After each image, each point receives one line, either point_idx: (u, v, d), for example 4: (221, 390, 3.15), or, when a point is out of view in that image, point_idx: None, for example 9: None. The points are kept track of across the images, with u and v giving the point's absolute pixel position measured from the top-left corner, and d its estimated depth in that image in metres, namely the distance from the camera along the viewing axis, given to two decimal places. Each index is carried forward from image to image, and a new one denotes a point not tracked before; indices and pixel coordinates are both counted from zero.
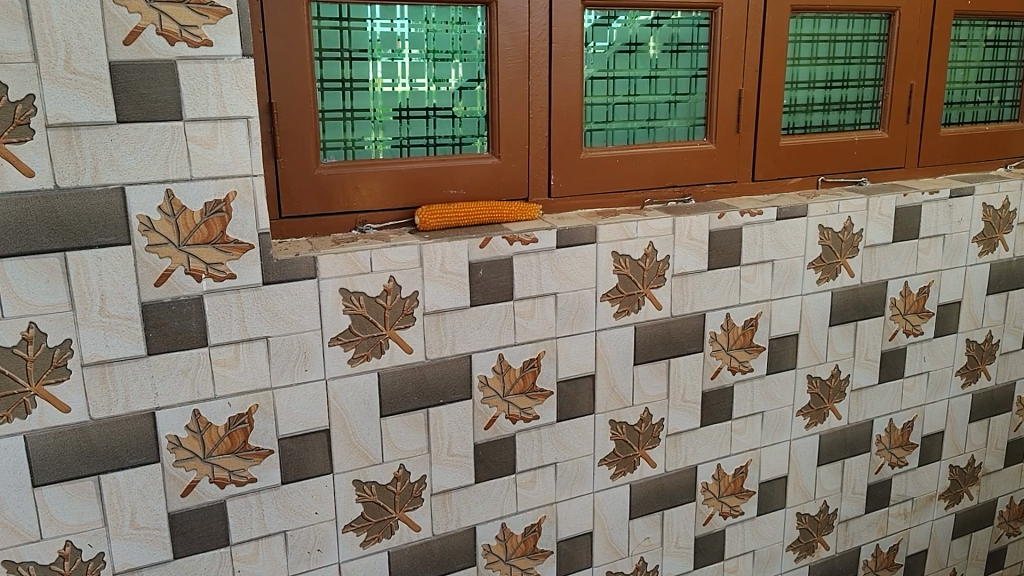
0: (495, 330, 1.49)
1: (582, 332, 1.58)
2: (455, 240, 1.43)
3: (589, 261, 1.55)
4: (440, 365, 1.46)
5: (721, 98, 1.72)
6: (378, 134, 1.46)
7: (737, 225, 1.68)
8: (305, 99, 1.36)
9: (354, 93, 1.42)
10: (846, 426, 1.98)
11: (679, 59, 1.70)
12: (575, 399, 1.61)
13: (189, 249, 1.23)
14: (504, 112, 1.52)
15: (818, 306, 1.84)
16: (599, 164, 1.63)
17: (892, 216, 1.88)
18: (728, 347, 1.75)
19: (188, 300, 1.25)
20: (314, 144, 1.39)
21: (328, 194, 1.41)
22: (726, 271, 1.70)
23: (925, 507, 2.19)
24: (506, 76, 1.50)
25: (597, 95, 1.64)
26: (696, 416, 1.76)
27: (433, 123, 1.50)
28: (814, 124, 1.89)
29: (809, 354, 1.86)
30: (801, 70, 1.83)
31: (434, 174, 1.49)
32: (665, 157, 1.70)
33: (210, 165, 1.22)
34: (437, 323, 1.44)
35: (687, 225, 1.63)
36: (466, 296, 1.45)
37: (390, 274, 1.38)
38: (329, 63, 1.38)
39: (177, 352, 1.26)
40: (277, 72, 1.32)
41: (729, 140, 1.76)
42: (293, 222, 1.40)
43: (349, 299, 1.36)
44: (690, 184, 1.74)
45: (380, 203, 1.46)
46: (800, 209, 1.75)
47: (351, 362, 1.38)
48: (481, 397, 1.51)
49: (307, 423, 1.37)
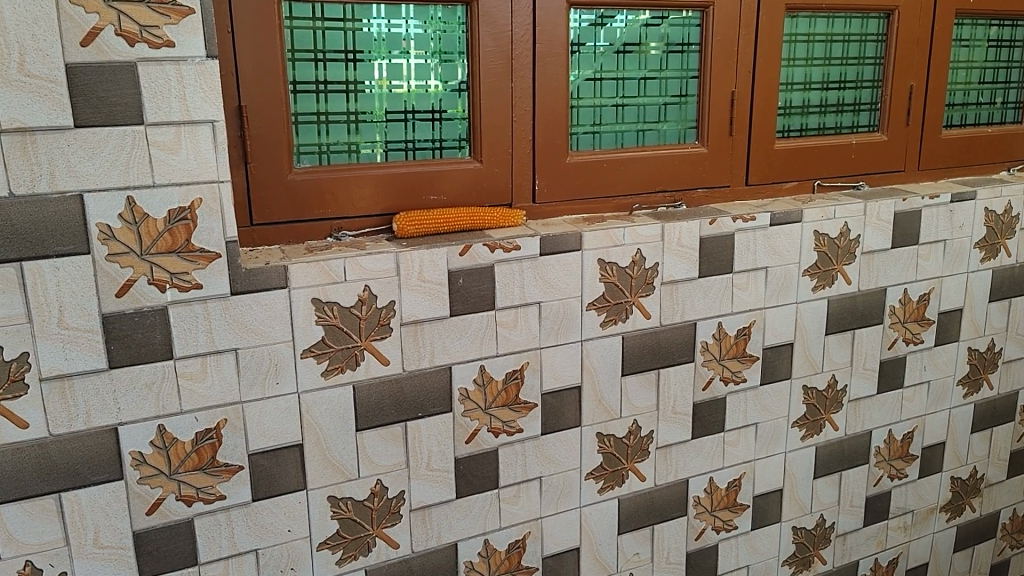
0: (476, 341, 1.44)
1: (568, 342, 1.53)
2: (433, 248, 1.38)
3: (574, 269, 1.50)
4: (419, 378, 1.41)
5: (714, 100, 1.67)
6: (354, 138, 1.41)
7: (729, 231, 1.63)
8: (277, 102, 1.31)
9: (329, 95, 1.37)
10: (843, 437, 1.92)
11: (669, 60, 1.65)
12: (561, 411, 1.56)
13: (152, 259, 1.18)
14: (485, 115, 1.47)
15: (814, 315, 1.79)
16: (586, 169, 1.58)
17: (891, 221, 1.83)
18: (720, 357, 1.70)
19: (152, 311, 1.20)
20: (286, 149, 1.33)
21: (301, 200, 1.36)
22: (718, 278, 1.65)
23: (925, 520, 2.14)
24: (487, 78, 1.45)
25: (584, 97, 1.58)
26: (687, 428, 1.70)
27: (412, 126, 1.45)
28: (810, 127, 1.84)
29: (805, 364, 1.81)
30: (796, 71, 1.78)
31: (413, 179, 1.44)
32: (655, 161, 1.64)
33: (173, 171, 1.17)
34: (415, 334, 1.39)
35: (677, 232, 1.58)
36: (445, 306, 1.40)
37: (365, 283, 1.33)
38: (302, 64, 1.34)
39: (141, 365, 1.21)
40: (246, 74, 1.27)
41: (722, 143, 1.70)
42: (265, 230, 1.35)
43: (322, 310, 1.31)
44: (680, 189, 1.68)
45: (357, 210, 1.41)
46: (795, 215, 1.70)
47: (325, 374, 1.33)
48: (461, 410, 1.46)
49: (279, 438, 1.32)
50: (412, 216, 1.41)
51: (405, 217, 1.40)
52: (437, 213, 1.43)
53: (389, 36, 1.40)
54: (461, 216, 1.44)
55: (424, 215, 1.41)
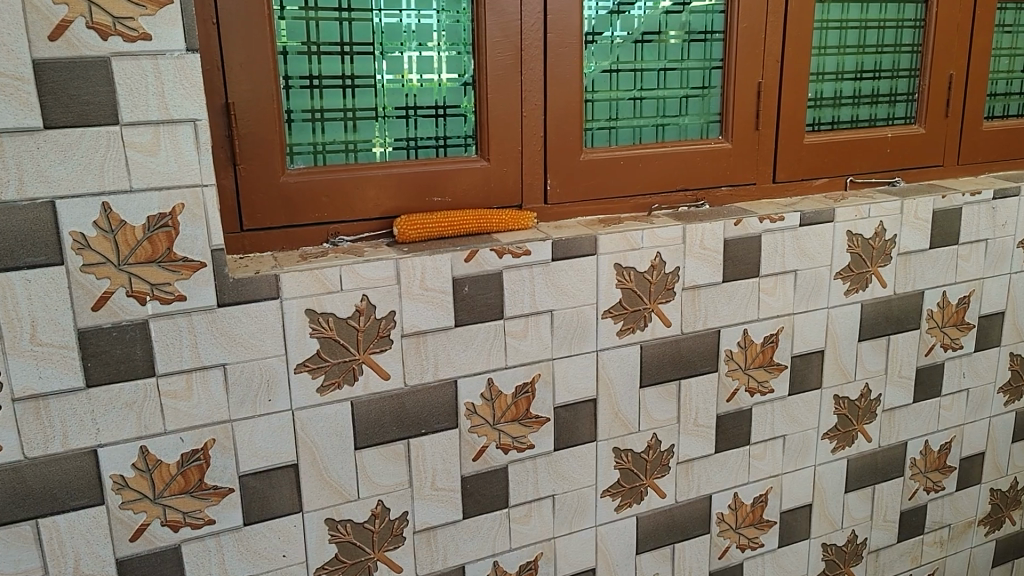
0: (483, 352, 1.35)
1: (582, 353, 1.43)
2: (437, 253, 1.28)
3: (588, 274, 1.40)
4: (422, 392, 1.32)
5: (738, 92, 1.56)
6: (352, 137, 1.32)
7: (755, 232, 1.52)
8: (267, 98, 1.22)
9: (324, 91, 1.28)
10: (876, 449, 1.81)
11: (692, 49, 1.54)
12: (575, 425, 1.46)
13: (131, 269, 1.10)
14: (492, 111, 1.37)
15: (846, 320, 1.67)
16: (601, 167, 1.47)
17: (929, 220, 1.71)
18: (745, 367, 1.59)
19: (132, 326, 1.11)
20: (279, 149, 1.24)
21: (294, 203, 1.27)
22: (743, 283, 1.54)
23: (963, 534, 2.02)
24: (495, 71, 1.35)
25: (599, 90, 1.48)
26: (710, 442, 1.60)
27: (414, 123, 1.36)
28: (842, 119, 1.72)
29: (836, 372, 1.70)
30: (828, 60, 1.66)
31: (416, 180, 1.34)
32: (676, 158, 1.54)
33: (152, 174, 1.08)
34: (418, 346, 1.30)
35: (699, 233, 1.47)
36: (449, 315, 1.31)
37: (363, 292, 1.24)
38: (294, 58, 1.24)
39: (121, 383, 1.13)
40: (233, 68, 1.18)
41: (747, 139, 1.59)
42: (257, 235, 1.26)
43: (317, 321, 1.22)
44: (703, 188, 1.58)
45: (356, 213, 1.32)
46: (826, 214, 1.59)
47: (320, 390, 1.25)
48: (468, 426, 1.37)
49: (271, 458, 1.24)
50: (413, 219, 1.32)
51: (405, 220, 1.31)
52: (440, 216, 1.33)
53: (389, 27, 1.30)
54: (466, 218, 1.34)
55: (425, 218, 1.32)
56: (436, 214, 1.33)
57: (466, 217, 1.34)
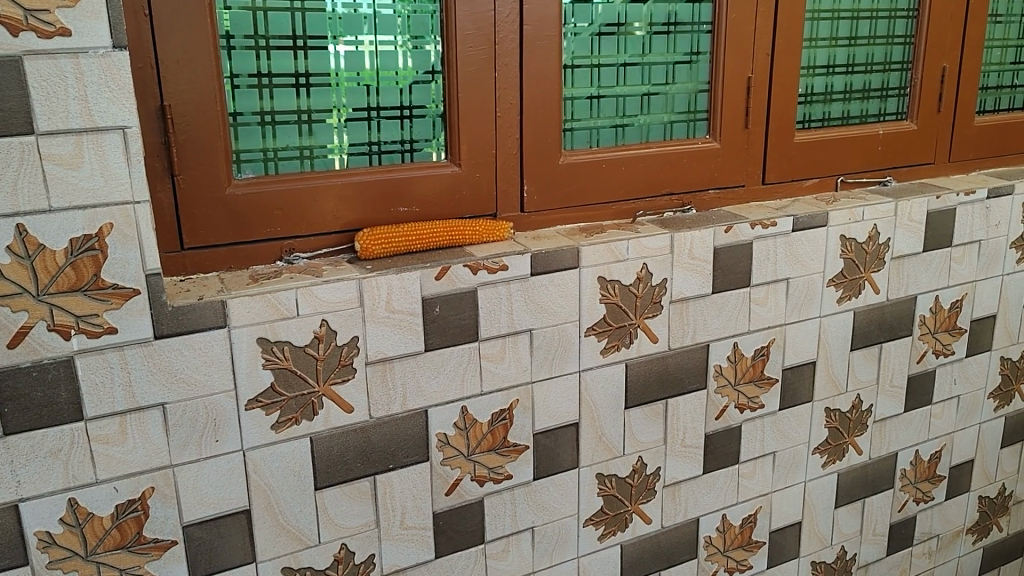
0: (456, 379, 1.22)
1: (564, 374, 1.31)
2: (404, 271, 1.15)
3: (570, 289, 1.28)
4: (389, 424, 1.19)
5: (727, 88, 1.44)
6: (307, 141, 1.18)
7: (747, 239, 1.42)
8: (209, 100, 1.07)
9: (274, 91, 1.14)
10: (867, 462, 1.73)
11: (678, 42, 1.42)
12: (556, 452, 1.35)
13: (52, 300, 0.95)
14: (463, 111, 1.24)
15: (839, 330, 1.58)
16: (581, 171, 1.35)
17: (923, 222, 1.62)
18: (735, 382, 1.49)
19: (55, 364, 0.97)
20: (224, 157, 1.10)
21: (243, 217, 1.13)
22: (734, 293, 1.43)
23: (951, 543, 1.96)
24: (466, 68, 1.22)
25: (579, 87, 1.35)
26: (698, 463, 1.50)
27: (376, 125, 1.22)
28: (833, 116, 1.62)
29: (828, 385, 1.60)
30: (819, 53, 1.56)
31: (379, 189, 1.21)
32: (661, 160, 1.42)
33: (75, 190, 0.94)
34: (384, 374, 1.17)
35: (688, 242, 1.36)
36: (418, 339, 1.18)
37: (322, 317, 1.10)
38: (239, 53, 1.10)
39: (44, 429, 0.98)
40: (168, 67, 1.04)
41: (736, 138, 1.48)
42: (201, 254, 1.12)
43: (271, 351, 1.08)
44: (689, 192, 1.47)
45: (312, 227, 1.18)
46: (820, 218, 1.48)
47: (276, 427, 1.11)
48: (440, 458, 1.25)
49: (220, 504, 1.10)
50: (375, 233, 1.19)
51: (367, 234, 1.18)
52: (405, 229, 1.21)
53: (347, 18, 1.16)
54: (435, 229, 1.22)
55: (389, 231, 1.19)
56: (401, 227, 1.21)
57: (435, 229, 1.22)
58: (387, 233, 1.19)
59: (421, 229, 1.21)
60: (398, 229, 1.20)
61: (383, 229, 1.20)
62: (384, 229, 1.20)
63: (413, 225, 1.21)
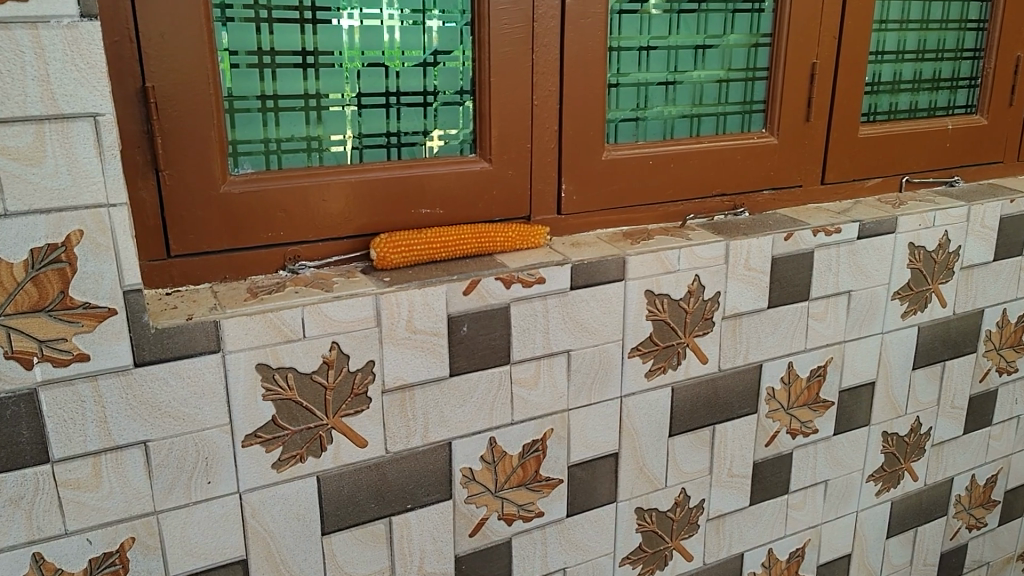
0: (484, 407, 1.07)
1: (604, 401, 1.16)
2: (428, 285, 0.99)
3: (614, 305, 1.12)
4: (408, 460, 1.04)
5: (790, 75, 1.27)
6: (315, 131, 1.02)
7: (809, 247, 1.25)
8: (200, 82, 0.91)
9: (277, 72, 0.97)
10: (922, 488, 1.58)
11: (737, 22, 1.24)
12: (593, 486, 1.19)
13: (10, 323, 0.79)
14: (495, 99, 1.08)
15: (901, 347, 1.42)
16: (626, 168, 1.19)
17: (996, 228, 1.46)
18: (789, 406, 1.33)
19: (14, 398, 0.81)
20: (217, 149, 0.94)
21: (240, 220, 0.97)
22: (792, 308, 1.28)
23: (1002, 571, 1.81)
24: (499, 48, 1.06)
25: (625, 73, 1.18)
26: (746, 494, 1.34)
27: (395, 113, 1.06)
28: (900, 108, 1.45)
29: (887, 407, 1.45)
30: (888, 37, 1.39)
31: (398, 188, 1.05)
32: (714, 156, 1.26)
33: (35, 191, 0.77)
34: (402, 403, 1.01)
35: (745, 251, 1.20)
36: (442, 363, 1.02)
37: (332, 339, 0.95)
38: (237, 27, 0.94)
39: (2, 474, 0.83)
40: (151, 42, 0.87)
41: (796, 132, 1.31)
42: (191, 263, 0.96)
43: (273, 379, 0.93)
44: (743, 192, 1.30)
45: (321, 231, 1.02)
46: (888, 223, 1.32)
47: (277, 466, 0.96)
48: (464, 496, 1.09)
49: (212, 555, 0.95)
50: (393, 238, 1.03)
51: (383, 240, 1.02)
52: (427, 233, 1.05)
53: None
54: (460, 233, 1.06)
55: (409, 236, 1.03)
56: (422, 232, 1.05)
57: (461, 232, 1.06)
58: (406, 238, 1.03)
59: (445, 233, 1.05)
60: (420, 234, 1.04)
61: (400, 234, 1.04)
62: (402, 235, 1.04)
63: (437, 231, 1.05)
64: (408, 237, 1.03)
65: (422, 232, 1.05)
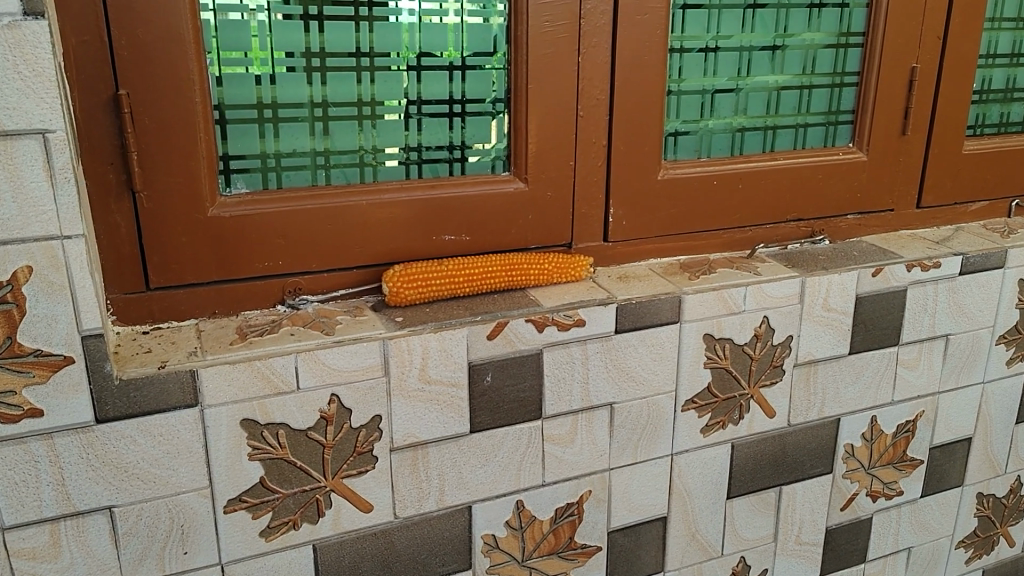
0: (510, 467, 0.92)
1: (651, 459, 1.00)
2: (445, 327, 0.85)
3: (666, 350, 0.96)
4: (420, 526, 0.90)
5: (884, 82, 1.09)
6: (322, 145, 0.88)
7: (900, 284, 1.07)
8: (183, 90, 0.79)
9: (276, 76, 0.84)
10: (1020, 555, 1.38)
11: (822, 19, 1.06)
12: (637, 555, 1.04)
13: None
14: (533, 109, 0.93)
15: (1004, 398, 1.23)
16: (685, 189, 1.03)
17: None
18: (869, 465, 1.15)
19: None
20: (205, 166, 0.82)
21: (231, 248, 0.84)
22: (878, 354, 1.10)
23: None
24: (540, 50, 0.91)
25: (688, 78, 1.01)
26: (816, 563, 1.17)
27: (416, 124, 0.92)
28: (1012, 120, 1.25)
29: (983, 465, 1.26)
30: (1003, 38, 1.19)
31: (417, 212, 0.91)
32: (791, 175, 1.08)
33: None
34: (414, 463, 0.87)
35: (824, 288, 1.03)
36: (462, 418, 0.88)
37: (332, 390, 0.82)
38: (230, 24, 0.81)
39: None
40: (126, 43, 0.76)
41: (889, 149, 1.13)
42: (174, 297, 0.83)
43: (261, 437, 0.80)
44: (823, 217, 1.13)
45: (327, 261, 0.88)
46: (996, 257, 1.13)
47: (266, 534, 0.83)
48: (486, 566, 0.95)
49: None
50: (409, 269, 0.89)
51: (397, 271, 0.88)
52: (449, 264, 0.90)
53: None
54: (489, 263, 0.92)
55: (429, 268, 0.89)
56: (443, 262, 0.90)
57: (489, 263, 0.92)
58: (425, 269, 0.89)
59: (471, 263, 0.91)
60: (441, 264, 0.90)
61: (418, 265, 0.89)
62: (420, 266, 0.89)
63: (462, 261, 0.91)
64: (427, 268, 0.89)
65: (444, 262, 0.91)
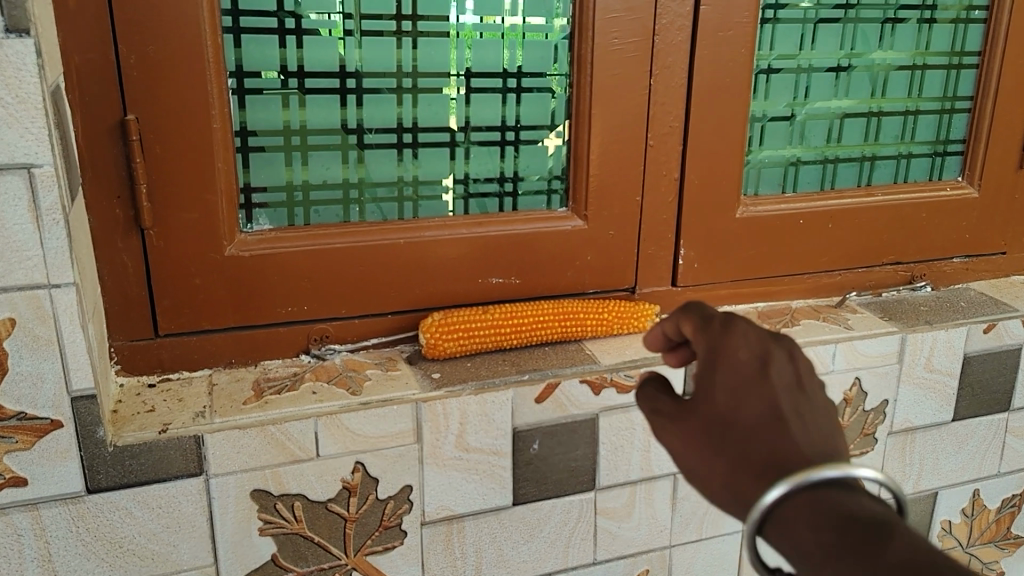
0: (558, 545, 0.81)
1: (718, 536, 0.88)
2: (488, 387, 0.75)
3: None
4: None
5: (1003, 109, 0.95)
6: (355, 175, 0.78)
7: (1015, 343, 0.93)
8: (199, 116, 0.69)
9: (305, 98, 0.74)
10: None
11: (933, 36, 0.93)
12: None
13: None
14: (595, 136, 0.82)
15: None
16: (768, 229, 0.90)
17: None
18: (969, 544, 1.01)
19: None
20: (223, 201, 0.72)
21: (250, 292, 0.75)
22: (985, 421, 0.95)
23: None
24: (606, 70, 0.80)
25: (775, 102, 0.89)
26: None
27: (463, 153, 0.81)
28: None
29: None
30: None
31: (461, 252, 0.81)
32: (890, 214, 0.95)
33: None
34: (449, 540, 0.77)
35: (926, 346, 0.89)
36: (504, 490, 0.77)
37: (356, 458, 0.72)
38: (254, 39, 0.71)
39: None
40: (135, 62, 0.67)
41: (1004, 184, 0.98)
42: (185, 345, 0.74)
43: (274, 509, 0.70)
44: (925, 261, 0.99)
45: (358, 306, 0.79)
46: None
47: None
48: None
49: None
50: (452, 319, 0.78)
51: (438, 320, 0.78)
52: (499, 313, 0.79)
53: None
54: (542, 314, 0.80)
55: (474, 317, 0.78)
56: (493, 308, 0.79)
57: (544, 314, 0.80)
58: (470, 320, 0.78)
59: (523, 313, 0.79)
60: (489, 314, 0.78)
61: (463, 313, 0.78)
62: (465, 313, 0.78)
63: (512, 309, 0.80)
64: (472, 317, 0.78)
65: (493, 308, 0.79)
